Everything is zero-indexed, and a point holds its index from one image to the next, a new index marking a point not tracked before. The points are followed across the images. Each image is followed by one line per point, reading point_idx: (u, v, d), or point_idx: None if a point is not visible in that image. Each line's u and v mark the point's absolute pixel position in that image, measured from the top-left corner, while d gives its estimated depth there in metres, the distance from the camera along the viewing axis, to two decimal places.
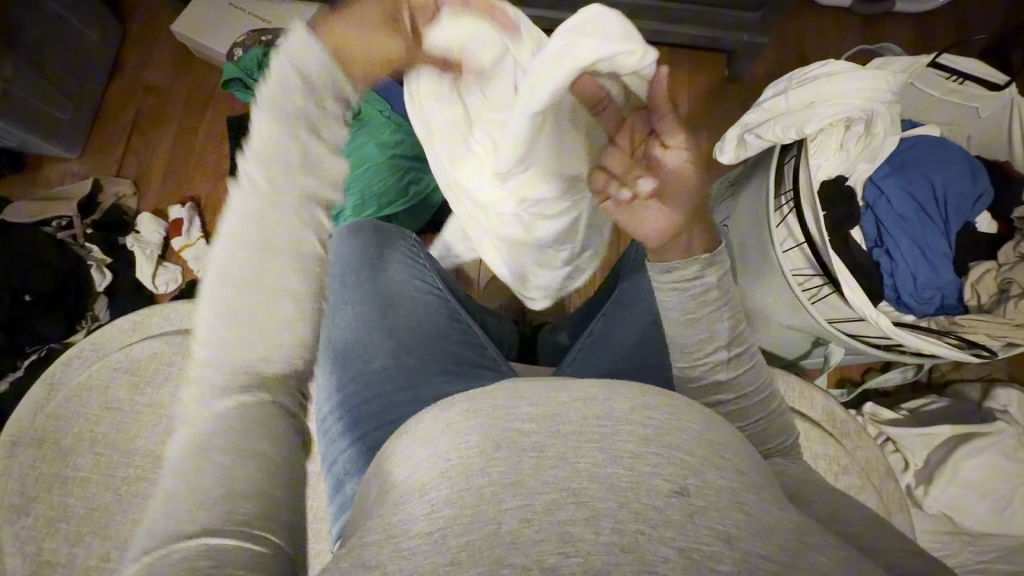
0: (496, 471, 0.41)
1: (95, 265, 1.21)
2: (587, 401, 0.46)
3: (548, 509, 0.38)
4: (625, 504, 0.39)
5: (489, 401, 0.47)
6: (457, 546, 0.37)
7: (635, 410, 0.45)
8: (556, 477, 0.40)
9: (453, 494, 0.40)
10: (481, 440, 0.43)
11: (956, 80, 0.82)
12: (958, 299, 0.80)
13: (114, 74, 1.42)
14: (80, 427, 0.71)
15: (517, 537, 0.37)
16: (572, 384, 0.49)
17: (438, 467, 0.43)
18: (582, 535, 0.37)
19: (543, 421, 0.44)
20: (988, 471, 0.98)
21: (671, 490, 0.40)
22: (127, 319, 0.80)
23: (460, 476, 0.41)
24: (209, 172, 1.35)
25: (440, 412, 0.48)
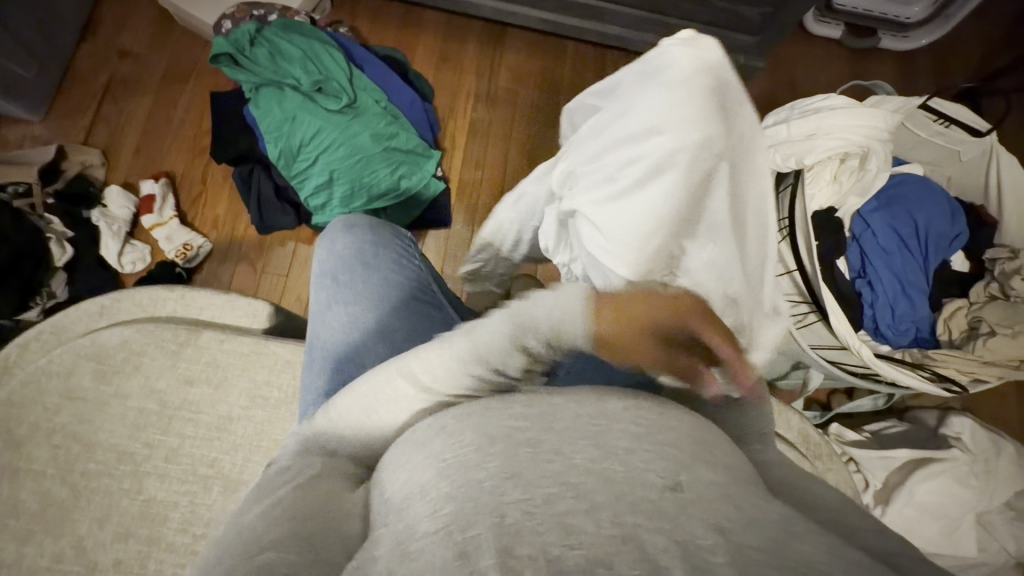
0: (493, 465, 0.39)
1: (55, 238, 1.12)
2: (588, 406, 0.45)
3: (548, 500, 0.37)
4: (622, 497, 0.37)
5: (478, 401, 0.46)
6: (461, 541, 0.35)
7: (630, 411, 0.45)
8: (555, 471, 0.39)
9: (453, 491, 0.39)
10: (475, 438, 0.42)
11: (943, 123, 0.85)
12: (931, 333, 0.83)
13: (85, 35, 1.33)
14: (36, 416, 0.66)
15: (521, 528, 0.35)
16: (565, 390, 0.48)
17: (436, 467, 0.41)
18: (586, 526, 0.34)
19: (538, 417, 0.43)
20: (941, 492, 1.03)
21: (664, 485, 0.38)
22: (94, 302, 0.75)
23: (459, 473, 0.40)
24: (186, 148, 1.28)
25: (434, 417, 0.47)
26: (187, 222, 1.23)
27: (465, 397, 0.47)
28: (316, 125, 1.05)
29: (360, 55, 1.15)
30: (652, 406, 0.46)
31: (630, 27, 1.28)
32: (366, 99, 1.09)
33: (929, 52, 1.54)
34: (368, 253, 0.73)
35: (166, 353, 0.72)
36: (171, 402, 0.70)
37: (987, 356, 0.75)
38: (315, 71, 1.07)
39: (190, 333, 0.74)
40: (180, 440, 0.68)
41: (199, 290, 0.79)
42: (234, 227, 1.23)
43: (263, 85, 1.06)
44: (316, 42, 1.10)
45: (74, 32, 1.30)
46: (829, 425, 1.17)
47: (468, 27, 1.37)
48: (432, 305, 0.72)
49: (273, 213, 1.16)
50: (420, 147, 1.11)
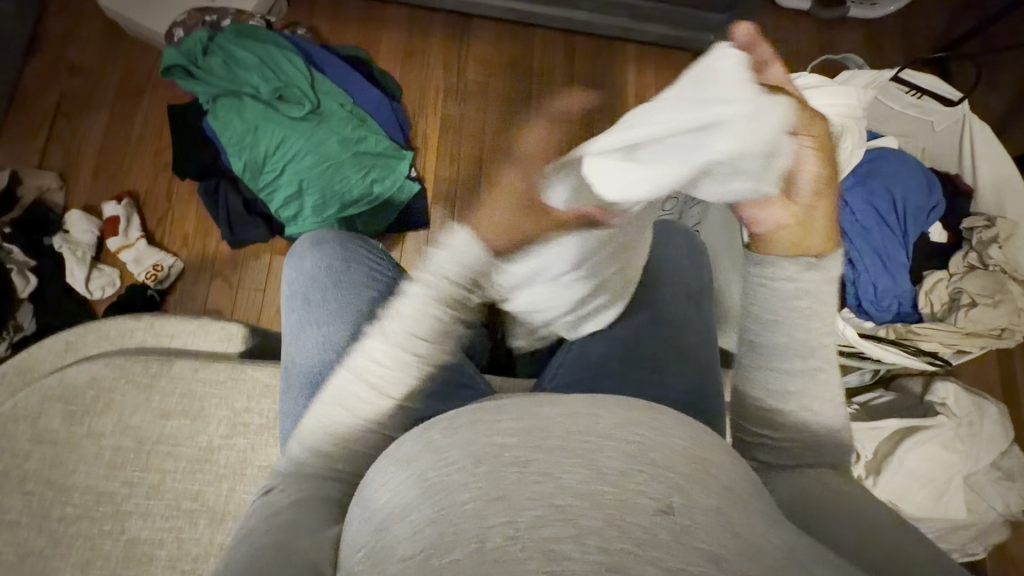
0: (478, 486, 0.38)
1: (17, 269, 1.07)
2: (576, 421, 0.43)
3: (532, 525, 0.36)
4: (611, 520, 0.36)
5: (468, 417, 0.44)
6: (436, 568, 0.34)
7: (622, 427, 0.43)
8: (543, 492, 0.38)
9: (434, 513, 0.38)
10: (464, 457, 0.41)
11: (914, 94, 0.86)
12: (912, 307, 0.83)
13: (31, 51, 1.27)
14: (6, 465, 0.64)
15: (504, 555, 0.34)
16: (560, 400, 0.46)
17: (419, 485, 0.40)
18: (572, 553, 0.34)
19: (532, 438, 0.41)
20: (928, 459, 1.05)
21: (656, 508, 0.37)
22: (59, 338, 0.72)
23: (442, 494, 0.39)
24: (148, 164, 1.23)
25: (422, 425, 0.46)
26: (155, 242, 1.19)
27: (466, 409, 0.46)
28: (280, 134, 1.02)
29: (320, 57, 1.11)
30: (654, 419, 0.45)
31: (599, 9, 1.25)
32: (330, 104, 1.05)
33: (897, 18, 1.54)
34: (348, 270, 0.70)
35: (138, 388, 0.69)
36: (149, 437, 0.68)
37: (969, 328, 0.76)
38: (274, 78, 1.03)
39: (163, 363, 0.71)
40: (161, 476, 0.66)
41: (169, 318, 0.76)
42: (206, 243, 1.19)
43: (221, 96, 1.02)
44: (272, 48, 1.05)
45: (18, 49, 1.24)
46: None
47: (431, 19, 1.33)
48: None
49: (243, 225, 1.13)
50: (391, 149, 1.08)
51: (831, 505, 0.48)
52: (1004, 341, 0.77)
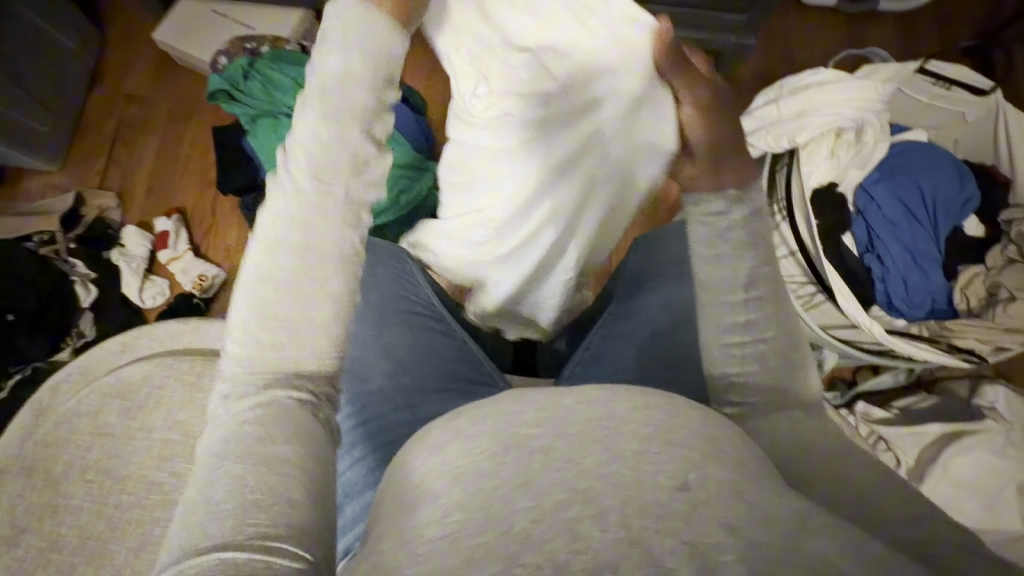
0: (505, 473, 0.38)
1: (80, 281, 1.18)
2: (590, 404, 0.44)
3: (554, 507, 0.36)
4: (629, 499, 0.36)
5: (492, 408, 0.45)
6: (467, 548, 0.34)
7: (637, 411, 0.43)
8: (563, 476, 0.37)
9: (465, 498, 0.38)
10: (486, 440, 0.41)
11: (944, 86, 0.83)
12: (948, 303, 0.81)
13: (94, 84, 1.39)
14: (72, 455, 0.70)
15: (525, 535, 0.34)
16: (577, 388, 0.47)
17: (445, 472, 0.41)
18: (592, 529, 0.34)
19: (543, 423, 0.42)
20: (978, 467, 1.00)
21: (672, 484, 0.37)
22: (117, 340, 0.79)
23: (468, 480, 0.39)
24: (194, 182, 1.32)
25: (444, 426, 0.45)
26: (201, 255, 1.27)
27: (487, 403, 0.46)
28: None
29: None
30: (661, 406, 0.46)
31: None
32: None
33: (931, 8, 1.49)
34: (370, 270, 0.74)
35: (185, 386, 0.75)
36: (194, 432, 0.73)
37: (1008, 324, 0.73)
38: None
39: (206, 364, 0.76)
40: None
41: (214, 321, 0.81)
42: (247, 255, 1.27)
43: (259, 115, 1.09)
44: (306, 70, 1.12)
45: (83, 82, 1.36)
46: (856, 404, 1.14)
47: None
48: (431, 317, 0.72)
49: None
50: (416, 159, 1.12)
51: (809, 441, 0.51)
52: None
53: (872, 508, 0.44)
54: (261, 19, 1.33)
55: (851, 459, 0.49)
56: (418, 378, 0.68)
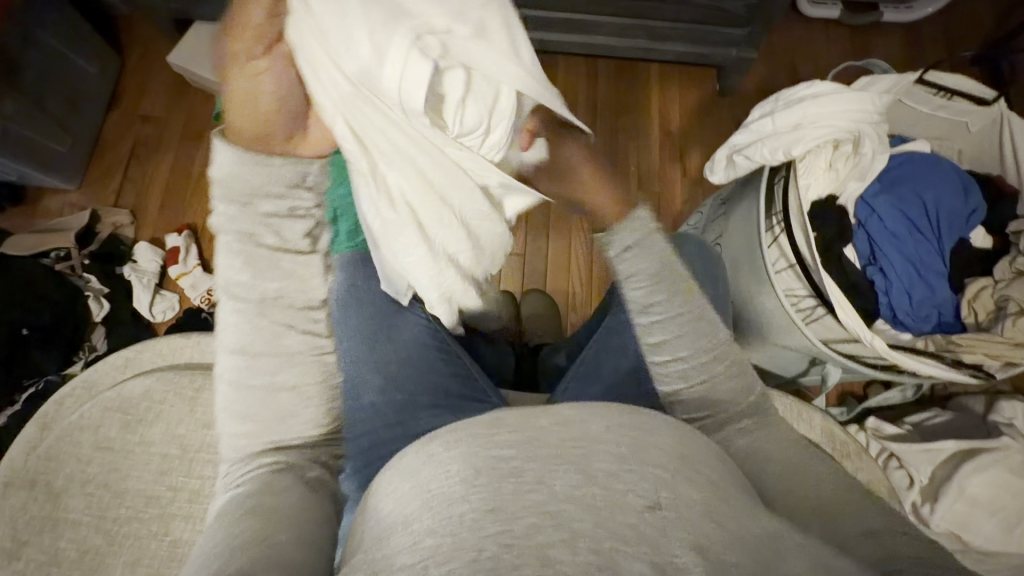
0: (478, 498, 0.38)
1: (93, 295, 1.22)
2: (568, 425, 0.43)
3: (526, 533, 0.35)
4: (601, 523, 0.36)
5: (470, 432, 0.44)
6: (443, 573, 0.33)
7: (613, 429, 0.43)
8: (536, 501, 0.37)
9: (435, 523, 0.37)
10: (463, 469, 0.40)
11: (945, 96, 0.81)
12: (955, 317, 0.79)
13: (111, 105, 1.44)
14: (72, 468, 0.71)
15: (498, 563, 0.33)
16: (559, 410, 0.46)
17: (423, 497, 0.39)
18: (563, 555, 0.34)
19: (525, 446, 0.42)
20: (993, 486, 0.96)
21: (644, 505, 0.37)
22: (120, 355, 0.80)
23: (443, 506, 0.38)
24: (205, 199, 1.36)
25: (423, 445, 0.46)
26: (209, 270, 1.30)
27: (469, 422, 0.47)
28: None
29: None
30: (643, 423, 0.45)
31: (618, 32, 1.30)
32: None
33: (937, 19, 1.48)
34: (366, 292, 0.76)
35: (185, 400, 0.76)
36: (192, 445, 0.74)
37: (1017, 338, 0.70)
38: None
39: (206, 378, 0.78)
40: (202, 482, 0.72)
41: (214, 336, 0.82)
42: None
43: None
44: None
45: (100, 103, 1.41)
46: (865, 420, 1.12)
47: None
48: (424, 330, 0.73)
49: None
50: None
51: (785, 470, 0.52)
52: None
53: (823, 524, 0.47)
54: None
55: (811, 482, 0.51)
56: (409, 392, 0.68)
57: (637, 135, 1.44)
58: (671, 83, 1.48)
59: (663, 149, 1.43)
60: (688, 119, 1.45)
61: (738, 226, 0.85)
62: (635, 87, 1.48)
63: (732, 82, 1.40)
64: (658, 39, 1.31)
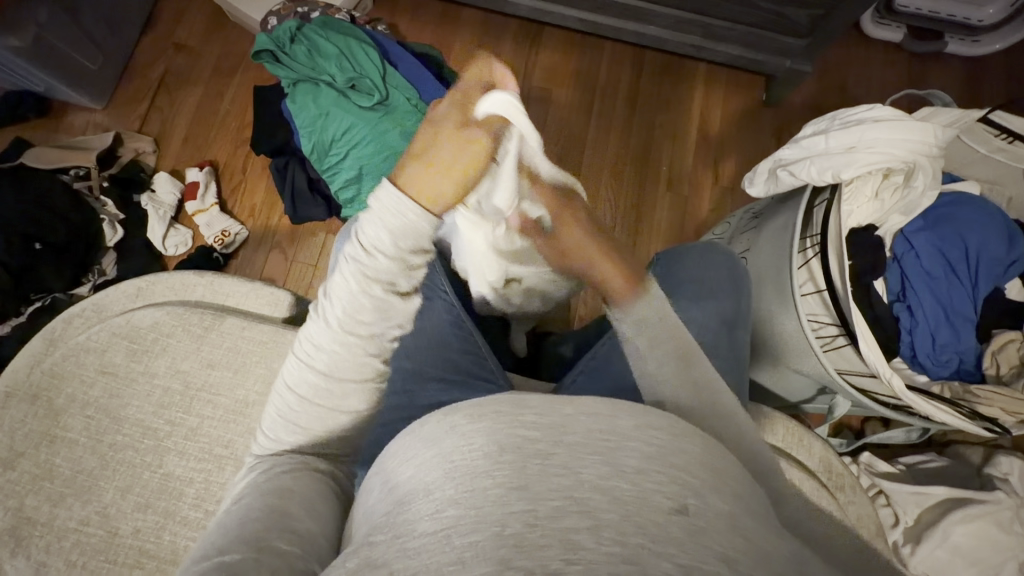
0: (501, 474, 0.37)
1: (108, 219, 1.21)
2: (600, 417, 0.43)
3: (551, 515, 0.35)
4: (628, 516, 0.35)
5: (492, 408, 0.44)
6: (462, 547, 0.33)
7: (642, 429, 0.41)
8: (563, 485, 0.37)
9: (459, 494, 0.37)
10: (486, 444, 0.40)
11: (1006, 139, 0.78)
12: (976, 366, 0.77)
13: (146, 28, 1.41)
14: (74, 388, 0.71)
15: (523, 540, 0.33)
16: (582, 400, 0.45)
17: (445, 467, 0.39)
18: (587, 543, 0.33)
19: (553, 432, 0.41)
20: (980, 537, 0.96)
21: (672, 508, 0.36)
22: (132, 284, 0.80)
23: (465, 478, 0.38)
24: (229, 138, 1.34)
25: (445, 416, 0.45)
26: (226, 209, 1.29)
27: (496, 398, 0.45)
28: (348, 121, 1.06)
29: (395, 54, 1.16)
30: (668, 422, 0.44)
31: (672, 25, 1.27)
32: (398, 97, 1.09)
33: (1001, 59, 1.44)
34: None
35: (192, 337, 0.75)
36: (194, 383, 0.73)
37: None
38: (349, 69, 1.08)
39: (215, 318, 0.77)
40: (200, 420, 0.72)
41: (226, 277, 0.81)
42: (270, 216, 1.29)
43: (301, 80, 1.08)
44: (351, 39, 1.10)
45: (136, 25, 1.38)
46: (859, 453, 1.12)
47: (504, 33, 1.46)
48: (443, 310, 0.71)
49: (306, 204, 1.21)
50: None
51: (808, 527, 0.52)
52: None
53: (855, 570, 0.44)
54: None
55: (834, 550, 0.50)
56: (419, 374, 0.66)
57: (674, 136, 1.41)
58: (717, 87, 1.44)
59: (698, 153, 1.40)
60: (729, 126, 1.42)
61: (771, 243, 0.83)
62: (679, 85, 1.45)
63: (780, 94, 1.36)
64: (711, 38, 1.27)
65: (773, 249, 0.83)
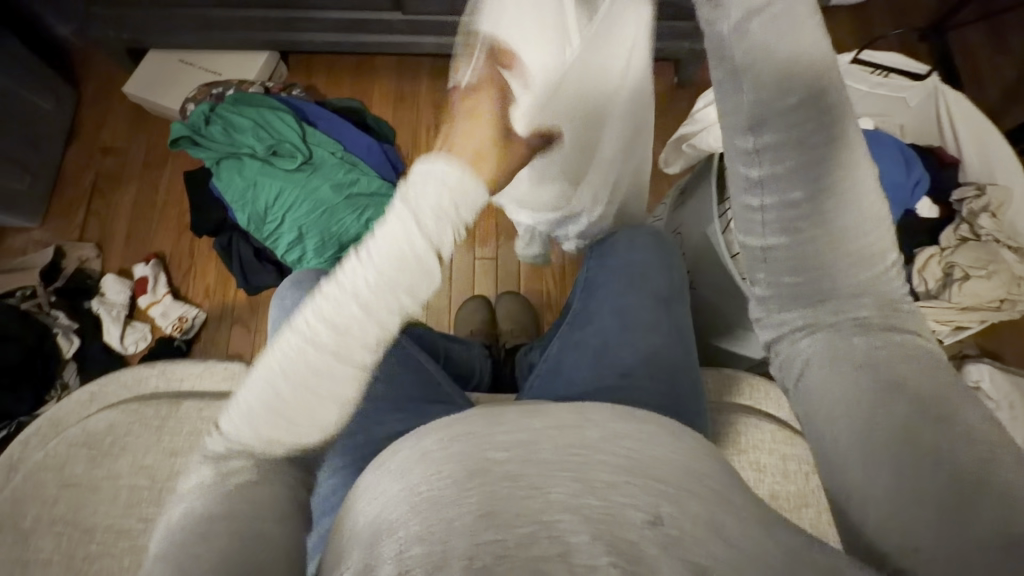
0: (472, 500, 0.37)
1: (62, 332, 1.20)
2: (562, 429, 0.44)
3: (522, 543, 0.35)
4: (601, 532, 0.35)
5: (465, 429, 0.44)
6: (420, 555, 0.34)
7: (610, 440, 0.43)
8: (530, 509, 0.37)
9: (422, 528, 0.36)
10: (452, 472, 0.39)
11: (881, 74, 0.86)
12: (908, 286, 0.80)
13: (70, 139, 1.43)
14: (39, 507, 0.70)
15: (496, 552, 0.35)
16: (549, 413, 0.48)
17: (404, 504, 0.38)
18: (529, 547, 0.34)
19: (522, 448, 0.42)
20: None
21: (644, 521, 0.37)
22: (83, 391, 0.79)
23: (431, 510, 0.37)
24: (171, 226, 1.35)
25: (417, 441, 0.45)
26: (180, 296, 1.30)
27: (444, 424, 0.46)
28: (277, 187, 1.09)
29: (313, 113, 1.20)
30: (613, 410, 0.49)
31: None
32: (321, 153, 1.13)
33: (882, 3, 1.56)
34: None
35: (150, 429, 0.75)
36: (161, 475, 0.73)
37: (964, 303, 0.74)
38: (268, 137, 1.11)
39: (170, 406, 0.76)
40: None
41: (178, 363, 0.82)
42: (225, 293, 1.30)
43: (223, 157, 1.10)
44: (265, 109, 1.14)
45: (58, 139, 1.40)
46: None
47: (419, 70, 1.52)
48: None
49: (256, 273, 1.22)
50: (382, 187, 1.15)
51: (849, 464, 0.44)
52: (1004, 312, 0.74)
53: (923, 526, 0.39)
54: (228, 66, 1.39)
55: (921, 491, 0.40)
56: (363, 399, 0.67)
57: None
58: None
59: None
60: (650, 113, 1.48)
61: (694, 215, 0.88)
62: None
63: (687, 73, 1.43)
64: None
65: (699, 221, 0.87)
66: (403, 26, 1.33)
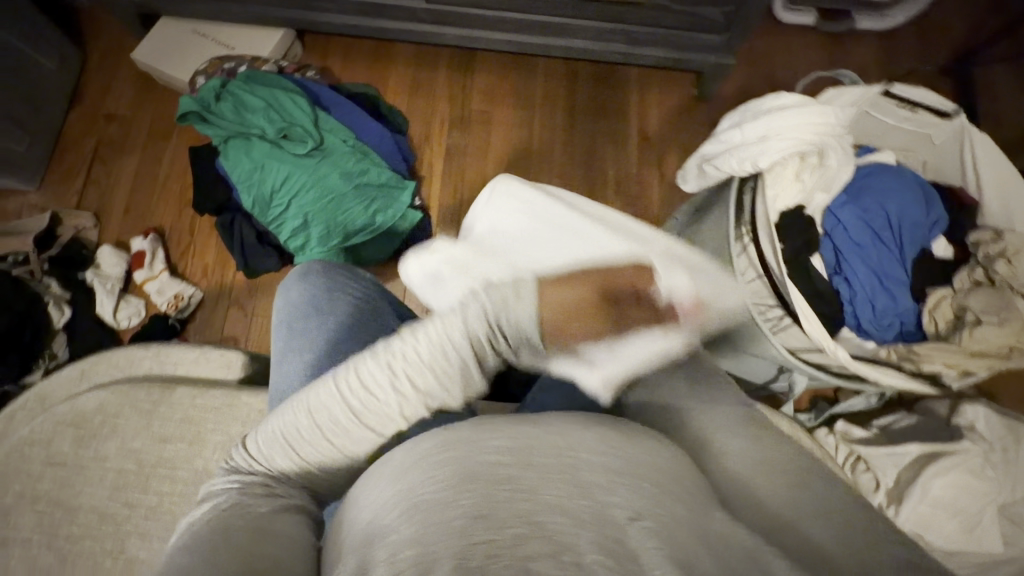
0: (465, 503, 0.37)
1: (53, 301, 1.17)
2: (557, 437, 0.44)
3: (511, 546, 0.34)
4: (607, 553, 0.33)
5: (455, 436, 0.43)
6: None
7: (600, 450, 0.43)
8: (526, 511, 0.37)
9: (416, 532, 0.36)
10: (443, 474, 0.39)
11: (909, 108, 0.83)
12: (917, 325, 0.80)
13: (74, 102, 1.39)
14: (21, 485, 0.68)
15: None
16: (550, 424, 0.46)
17: (401, 506, 0.38)
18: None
19: (520, 456, 0.41)
20: (958, 488, 0.98)
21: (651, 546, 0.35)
22: (73, 367, 0.77)
23: (424, 514, 0.37)
24: (172, 201, 1.32)
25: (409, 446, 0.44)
26: (177, 273, 1.27)
27: (439, 429, 0.45)
28: (287, 170, 1.07)
29: (328, 98, 1.18)
30: (624, 435, 0.47)
31: (595, 38, 1.32)
32: (333, 140, 1.11)
33: (907, 33, 1.55)
34: (344, 309, 0.72)
35: (142, 414, 0.73)
36: (148, 461, 0.71)
37: (974, 347, 0.71)
38: (279, 119, 1.08)
39: (164, 391, 0.74)
40: (158, 498, 0.69)
41: (173, 346, 0.80)
42: (224, 273, 1.27)
43: (231, 137, 1.08)
44: (278, 90, 1.10)
45: (61, 101, 1.36)
46: (835, 423, 1.15)
47: (437, 61, 1.49)
48: (382, 334, 0.73)
49: (256, 257, 1.19)
50: (393, 180, 1.14)
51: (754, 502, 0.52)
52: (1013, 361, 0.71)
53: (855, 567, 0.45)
54: (242, 40, 1.36)
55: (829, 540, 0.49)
56: None
57: (613, 138, 1.46)
58: (649, 88, 1.50)
59: (642, 155, 1.44)
60: (668, 124, 1.47)
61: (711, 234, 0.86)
62: (614, 93, 1.49)
63: (707, 87, 1.42)
64: (633, 44, 1.32)
65: (715, 240, 0.85)
66: (426, 15, 1.30)
